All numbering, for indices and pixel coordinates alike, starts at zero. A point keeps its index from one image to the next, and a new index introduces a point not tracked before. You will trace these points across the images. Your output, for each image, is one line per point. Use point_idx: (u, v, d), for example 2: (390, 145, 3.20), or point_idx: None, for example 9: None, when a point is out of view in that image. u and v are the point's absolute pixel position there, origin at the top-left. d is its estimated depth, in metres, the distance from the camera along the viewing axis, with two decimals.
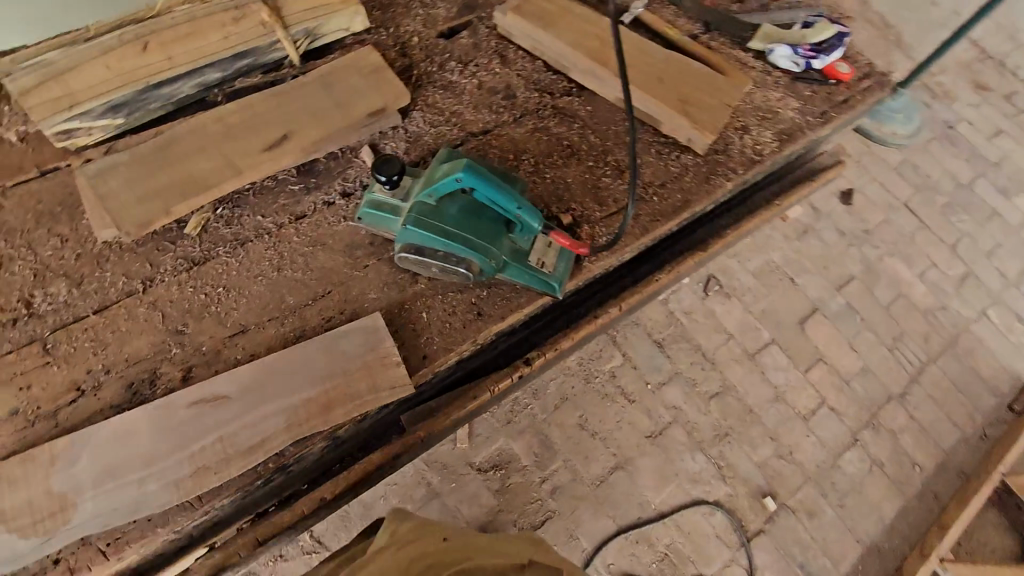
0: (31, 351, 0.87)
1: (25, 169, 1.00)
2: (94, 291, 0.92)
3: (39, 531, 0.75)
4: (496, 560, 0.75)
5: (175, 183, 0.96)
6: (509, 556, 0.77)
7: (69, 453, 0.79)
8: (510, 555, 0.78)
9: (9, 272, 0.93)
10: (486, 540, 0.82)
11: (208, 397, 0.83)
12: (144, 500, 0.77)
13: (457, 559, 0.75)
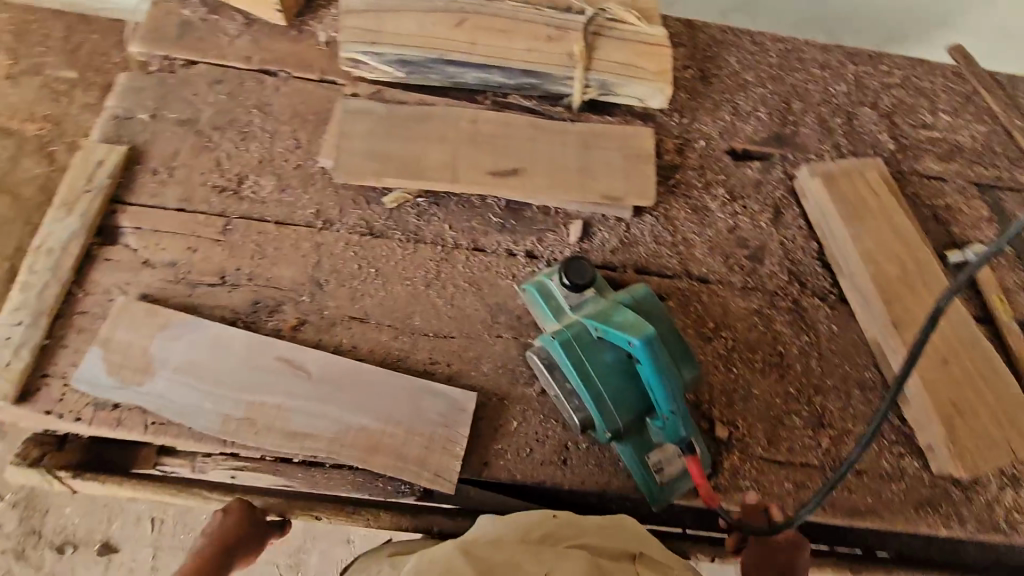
0: (215, 221, 0.92)
1: (313, 69, 1.04)
2: (286, 203, 0.95)
3: (118, 377, 0.80)
4: (609, 541, 0.69)
5: (402, 158, 0.95)
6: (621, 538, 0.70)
7: (178, 329, 0.83)
8: (623, 534, 0.70)
9: (245, 145, 0.97)
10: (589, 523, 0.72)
11: (298, 363, 0.84)
12: (197, 413, 0.80)
13: (570, 534, 0.68)
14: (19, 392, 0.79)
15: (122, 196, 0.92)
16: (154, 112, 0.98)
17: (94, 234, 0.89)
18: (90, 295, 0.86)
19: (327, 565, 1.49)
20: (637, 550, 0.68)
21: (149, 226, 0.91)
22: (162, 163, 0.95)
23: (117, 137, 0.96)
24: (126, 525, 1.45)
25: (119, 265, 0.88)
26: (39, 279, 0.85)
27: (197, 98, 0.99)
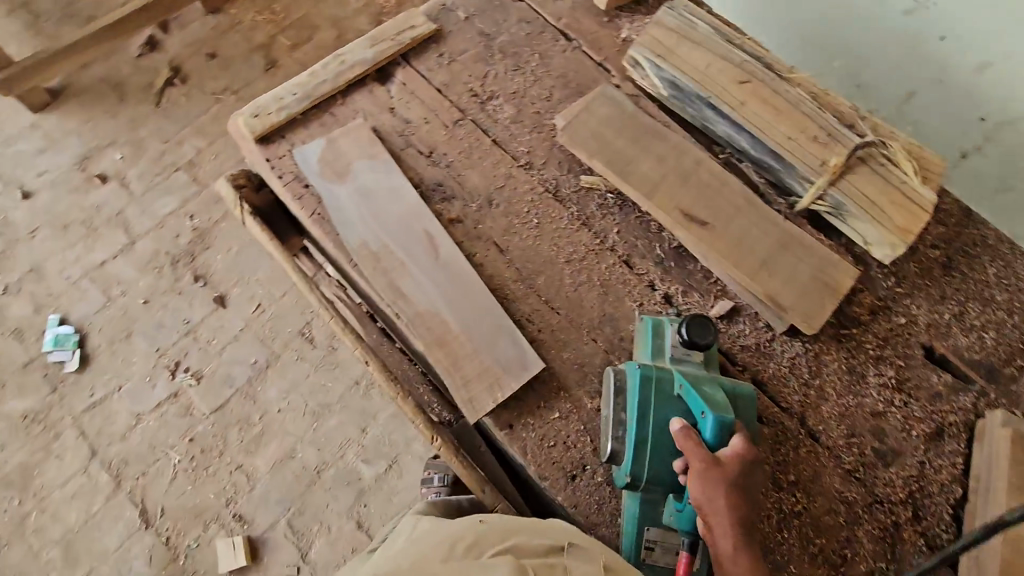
0: (454, 113, 1.06)
1: (601, 51, 1.13)
2: (510, 133, 1.05)
3: (322, 168, 0.98)
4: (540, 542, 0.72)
5: (616, 153, 0.98)
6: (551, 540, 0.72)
7: (378, 164, 0.98)
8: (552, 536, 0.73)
9: (511, 75, 1.11)
10: (516, 520, 0.75)
11: (437, 244, 0.94)
12: (348, 226, 0.94)
13: (493, 542, 0.70)
14: (264, 136, 1.01)
15: (410, 59, 1.11)
16: (469, 16, 1.15)
17: (376, 71, 1.09)
18: (344, 107, 1.05)
19: (336, 433, 1.67)
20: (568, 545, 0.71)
21: (412, 88, 1.08)
22: (449, 53, 1.12)
23: (435, 17, 1.14)
24: (241, 294, 1.80)
25: (374, 101, 1.06)
26: (324, 76, 1.06)
27: (503, 24, 1.15)
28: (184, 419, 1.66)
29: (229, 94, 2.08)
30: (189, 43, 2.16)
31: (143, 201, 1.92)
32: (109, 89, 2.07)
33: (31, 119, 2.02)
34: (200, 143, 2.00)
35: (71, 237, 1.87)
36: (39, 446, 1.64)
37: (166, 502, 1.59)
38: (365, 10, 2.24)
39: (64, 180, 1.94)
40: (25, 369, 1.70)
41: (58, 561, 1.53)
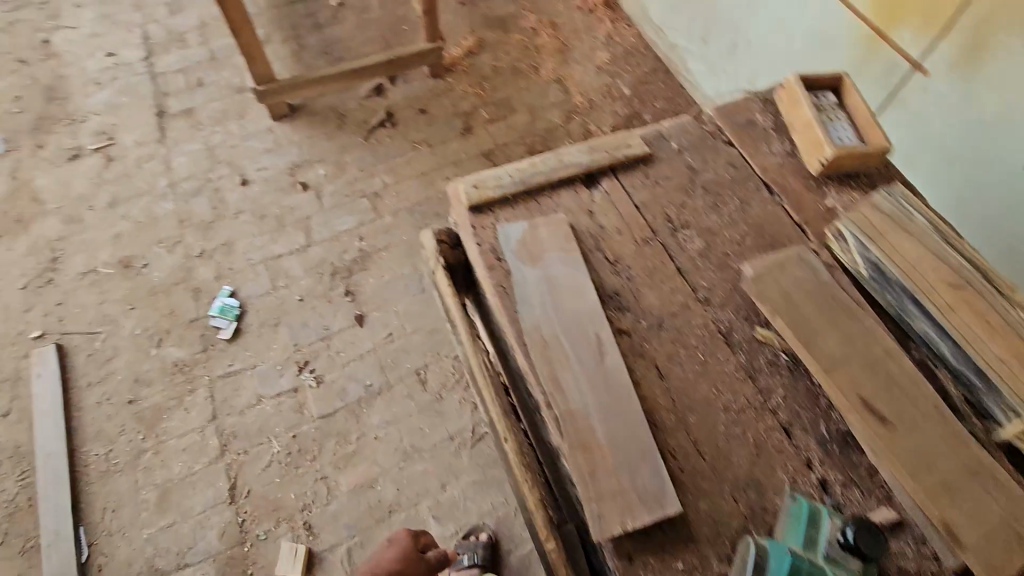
0: (646, 230, 1.10)
1: (800, 212, 1.13)
2: (695, 264, 1.07)
3: (520, 249, 1.06)
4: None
5: (801, 317, 0.98)
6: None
7: (570, 259, 1.04)
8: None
9: (709, 210, 1.13)
10: None
11: (604, 350, 0.96)
12: (528, 309, 1.00)
13: None
14: (477, 205, 1.11)
15: (618, 172, 1.18)
16: (682, 148, 1.21)
17: (584, 174, 1.17)
18: (549, 199, 1.14)
19: (418, 480, 1.72)
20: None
21: (613, 198, 1.14)
22: (655, 176, 1.17)
23: (649, 141, 1.21)
24: (378, 318, 1.98)
25: (576, 200, 1.14)
26: (541, 167, 1.16)
27: (712, 162, 1.19)
28: (294, 415, 1.81)
29: (424, 145, 2.37)
30: (408, 97, 2.50)
31: (327, 213, 2.19)
32: (334, 116, 2.44)
33: (269, 124, 2.41)
34: (388, 179, 2.28)
35: (264, 226, 2.16)
36: (175, 395, 1.83)
37: (254, 485, 1.70)
38: (559, 106, 2.48)
39: (274, 179, 2.27)
40: (189, 325, 1.95)
41: (151, 504, 1.67)
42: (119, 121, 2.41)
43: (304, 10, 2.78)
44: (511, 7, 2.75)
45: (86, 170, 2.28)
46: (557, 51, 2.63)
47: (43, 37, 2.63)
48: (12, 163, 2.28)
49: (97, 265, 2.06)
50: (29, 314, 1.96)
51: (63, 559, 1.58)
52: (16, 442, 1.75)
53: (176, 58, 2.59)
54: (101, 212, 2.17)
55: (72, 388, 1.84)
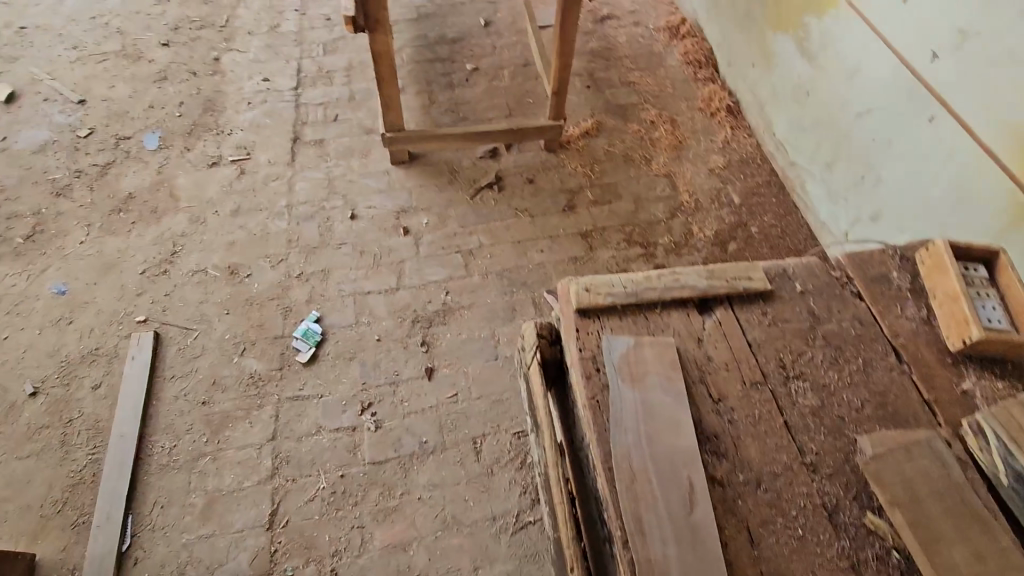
0: (756, 373, 1.05)
1: (931, 389, 1.04)
2: (804, 422, 1.00)
3: (621, 365, 1.02)
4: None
5: (924, 515, 0.88)
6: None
7: (671, 388, 1.00)
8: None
9: (826, 366, 1.07)
10: None
11: (694, 499, 0.90)
12: (619, 432, 0.96)
13: None
14: (584, 308, 1.09)
15: (734, 303, 1.13)
16: (806, 291, 1.16)
17: (698, 299, 1.13)
18: (659, 316, 1.11)
19: (451, 554, 1.67)
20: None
21: (725, 330, 1.10)
22: (773, 315, 1.12)
23: (772, 277, 1.17)
24: (447, 375, 1.99)
25: (686, 325, 1.10)
26: (656, 283, 1.13)
27: (837, 313, 1.13)
28: (347, 454, 1.82)
29: (525, 214, 2.43)
30: (519, 165, 2.60)
31: (421, 261, 2.27)
32: (447, 170, 2.56)
33: (387, 166, 2.57)
34: (485, 239, 2.35)
35: (361, 261, 2.26)
36: (244, 406, 1.89)
37: (293, 517, 1.71)
38: (664, 201, 2.49)
39: (380, 219, 2.39)
40: (273, 341, 2.04)
41: (197, 509, 1.71)
42: (258, 140, 2.65)
43: (440, 69, 3.00)
44: (634, 98, 2.84)
45: (220, 177, 2.50)
46: (672, 147, 2.67)
47: (215, 56, 2.98)
48: (161, 159, 2.54)
49: (207, 266, 2.22)
50: (139, 298, 2.13)
51: (107, 544, 1.63)
52: (97, 417, 1.86)
53: (320, 93, 2.85)
54: (223, 218, 2.36)
55: (156, 377, 1.95)
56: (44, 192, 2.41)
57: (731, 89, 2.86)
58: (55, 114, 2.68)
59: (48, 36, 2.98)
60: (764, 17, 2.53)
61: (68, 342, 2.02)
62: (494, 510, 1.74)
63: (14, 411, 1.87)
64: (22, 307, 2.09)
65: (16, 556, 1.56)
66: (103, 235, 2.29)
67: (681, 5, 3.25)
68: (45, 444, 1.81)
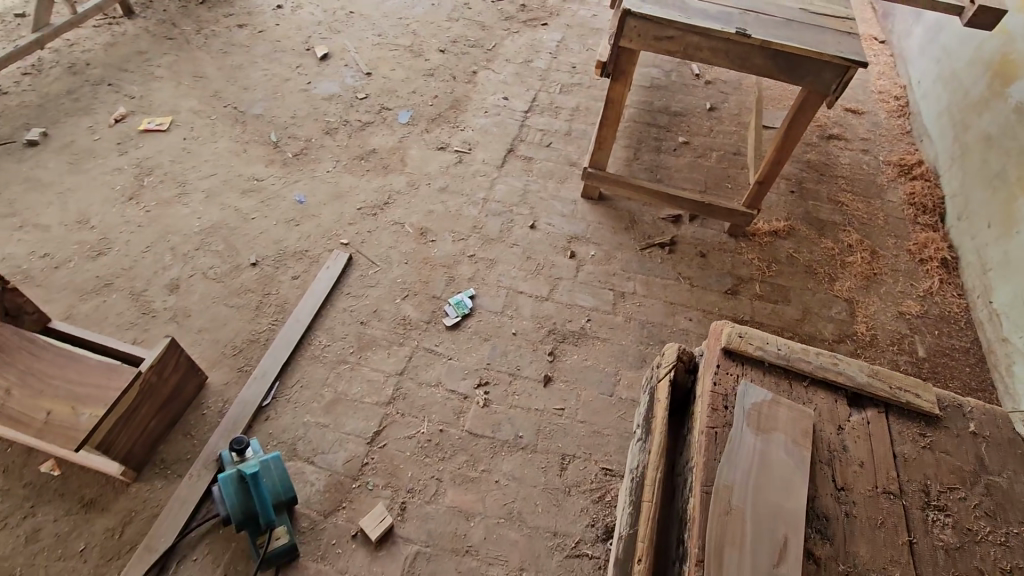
0: (892, 484, 1.00)
1: None
2: (932, 554, 0.94)
3: (750, 414, 1.04)
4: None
5: None
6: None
7: (795, 453, 1.00)
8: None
9: (978, 514, 0.99)
10: None
11: (783, 558, 0.90)
12: (728, 468, 0.98)
13: None
14: (731, 350, 1.13)
15: (891, 412, 1.09)
16: (980, 435, 1.07)
17: (852, 392, 1.11)
18: (804, 390, 1.11)
19: (504, 545, 1.73)
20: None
21: (871, 432, 1.06)
22: (931, 441, 1.06)
23: (944, 404, 1.10)
24: (561, 389, 2.08)
25: (830, 409, 1.09)
26: (812, 358, 1.13)
27: (1010, 471, 1.04)
28: (451, 415, 1.99)
29: (686, 281, 2.48)
30: (697, 237, 2.66)
31: (575, 285, 2.42)
32: (628, 218, 2.72)
33: (576, 197, 2.80)
34: (640, 288, 2.43)
35: (525, 265, 2.48)
36: (388, 339, 2.17)
37: (390, 444, 1.90)
38: (836, 323, 2.37)
39: (554, 237, 2.61)
40: (431, 298, 2.32)
41: (323, 401, 1.99)
42: (481, 141, 3.06)
43: (655, 134, 3.21)
44: (838, 217, 2.77)
45: (442, 160, 2.93)
46: (863, 275, 2.54)
47: (474, 69, 3.53)
48: (405, 132, 3.07)
49: (405, 222, 2.61)
50: (349, 227, 2.57)
51: (254, 395, 1.96)
52: (285, 300, 2.27)
53: (544, 121, 3.22)
54: (432, 190, 2.76)
55: (336, 289, 2.32)
56: (318, 128, 3.04)
57: (952, 243, 2.66)
58: (347, 77, 3.38)
59: (365, 23, 3.79)
60: (1019, 181, 2.33)
61: (289, 237, 2.50)
62: (555, 535, 1.75)
63: (236, 270, 2.35)
64: (271, 201, 2.64)
65: (198, 371, 1.93)
66: (343, 172, 2.82)
67: (922, 147, 3.11)
68: (245, 303, 2.25)
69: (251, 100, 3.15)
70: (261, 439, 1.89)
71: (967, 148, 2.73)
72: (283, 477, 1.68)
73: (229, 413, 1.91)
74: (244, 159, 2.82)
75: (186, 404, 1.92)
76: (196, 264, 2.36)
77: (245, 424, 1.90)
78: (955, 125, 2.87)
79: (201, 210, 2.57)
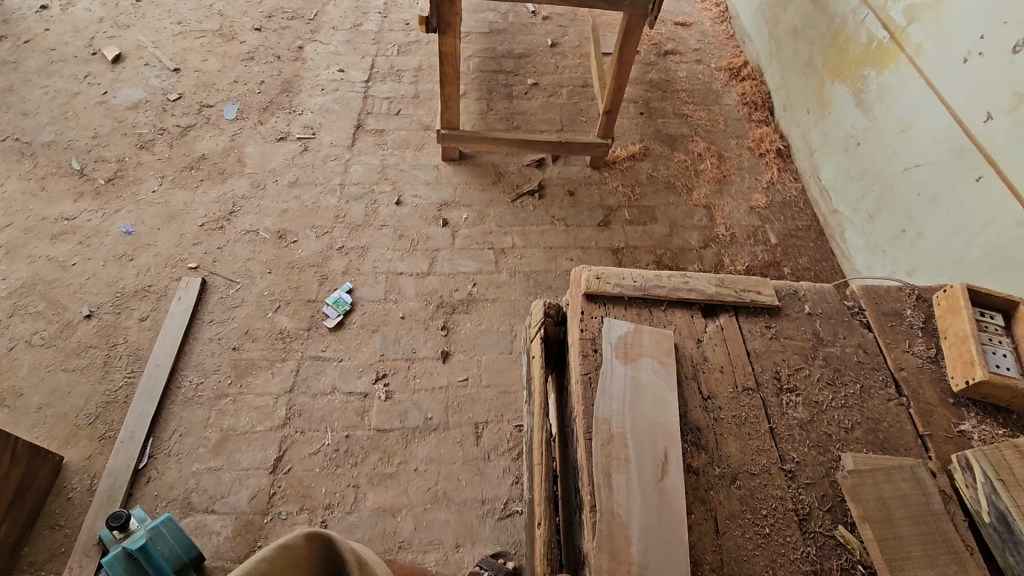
0: (749, 379, 1.08)
1: (927, 424, 1.05)
2: (790, 433, 1.03)
3: (618, 346, 1.08)
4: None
5: (895, 536, 0.89)
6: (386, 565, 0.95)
7: (661, 370, 1.06)
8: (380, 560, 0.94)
9: (822, 385, 1.09)
10: None
11: (666, 469, 0.95)
12: (606, 402, 1.01)
13: None
14: (592, 293, 1.16)
15: (739, 313, 1.17)
16: (814, 313, 1.19)
17: (705, 304, 1.18)
18: (663, 314, 1.16)
19: (436, 528, 1.71)
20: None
21: (726, 336, 1.14)
22: (776, 330, 1.16)
23: (782, 294, 1.21)
24: (460, 360, 2.06)
25: (688, 325, 1.15)
26: (665, 282, 1.18)
27: (842, 338, 1.16)
28: (355, 417, 1.90)
29: (561, 223, 2.51)
30: (562, 177, 2.69)
31: (454, 252, 2.37)
32: (493, 172, 2.67)
33: (437, 161, 2.70)
34: (517, 241, 2.43)
35: (399, 244, 2.38)
36: (269, 358, 2.01)
37: (295, 466, 1.80)
38: (700, 230, 2.52)
39: (422, 208, 2.51)
40: (306, 303, 2.17)
41: (210, 443, 1.82)
42: (325, 122, 2.83)
43: (503, 80, 3.14)
44: (685, 129, 2.90)
45: (285, 152, 2.68)
46: (715, 180, 2.70)
47: (300, 44, 3.22)
48: (236, 128, 2.76)
49: (259, 228, 2.38)
50: (194, 247, 2.30)
51: (126, 459, 1.75)
52: (138, 345, 2.02)
53: (387, 88, 3.03)
54: (282, 187, 2.54)
55: (196, 320, 2.10)
56: (130, 143, 2.65)
57: (782, 133, 2.88)
58: (152, 77, 2.95)
59: (159, 11, 3.30)
60: (824, 66, 2.55)
61: (126, 276, 2.20)
62: (488, 509, 1.76)
63: (69, 328, 2.05)
64: (93, 239, 2.30)
65: (48, 454, 1.69)
66: (173, 187, 2.50)
67: (745, 48, 3.30)
68: (89, 361, 1.97)
69: (37, 127, 2.66)
70: (148, 505, 1.71)
71: (780, 42, 2.93)
72: (181, 538, 1.55)
73: (101, 487, 1.70)
74: (45, 199, 2.40)
75: (45, 492, 1.69)
76: (15, 333, 2.02)
77: (124, 494, 1.70)
78: (768, 22, 3.06)
79: (6, 269, 2.18)
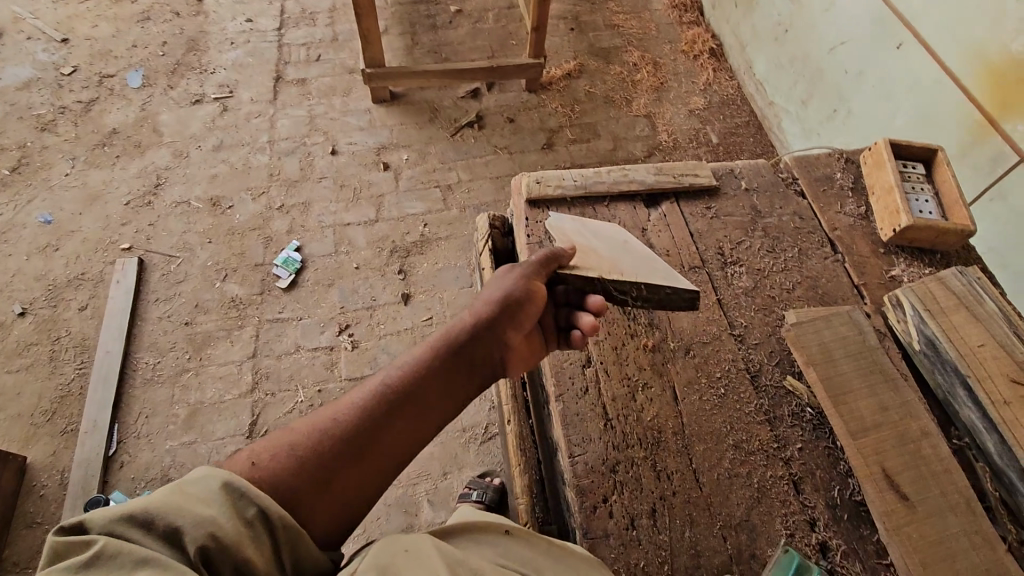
0: (694, 258, 1.11)
1: (861, 275, 1.10)
2: (737, 301, 1.07)
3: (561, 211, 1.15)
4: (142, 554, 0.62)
5: (837, 374, 0.95)
6: (209, 505, 0.69)
7: (601, 214, 1.16)
8: (180, 511, 0.67)
9: (764, 253, 1.13)
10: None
11: (627, 241, 1.10)
12: (565, 232, 1.09)
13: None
14: (534, 198, 1.15)
15: (680, 198, 1.19)
16: (752, 189, 1.21)
17: (647, 194, 1.19)
18: (606, 208, 1.17)
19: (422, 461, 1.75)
20: (259, 489, 0.75)
21: (669, 222, 1.16)
22: (716, 210, 1.18)
23: (719, 175, 1.22)
24: (422, 300, 2.05)
25: (632, 216, 1.16)
26: (605, 178, 1.19)
27: (778, 208, 1.19)
28: (325, 371, 1.89)
29: (504, 151, 2.46)
30: (499, 104, 2.62)
31: (400, 195, 2.31)
32: (428, 109, 2.57)
33: (368, 105, 2.58)
34: (463, 175, 2.38)
35: (341, 195, 2.30)
36: (224, 327, 1.96)
37: (272, 427, 1.79)
38: (643, 140, 2.51)
39: (360, 155, 2.41)
40: (254, 268, 2.09)
41: (180, 419, 1.79)
42: (241, 78, 2.65)
43: (425, 11, 2.98)
44: (617, 40, 2.83)
45: (202, 115, 2.51)
46: (652, 88, 2.67)
47: None
48: (144, 97, 2.55)
49: (190, 198, 2.26)
50: (123, 228, 2.17)
51: (94, 448, 1.71)
52: (83, 336, 1.93)
53: (303, 34, 2.83)
54: (206, 153, 2.39)
55: (140, 300, 2.01)
56: (29, 126, 2.43)
57: (714, 32, 2.85)
58: (39, 52, 2.67)
59: None
60: None
61: (54, 267, 2.07)
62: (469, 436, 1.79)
63: (4, 329, 1.93)
64: (9, 234, 2.14)
65: (7, 457, 1.64)
66: (87, 168, 2.32)
67: None
68: (33, 360, 1.88)
69: None
70: (126, 488, 1.68)
71: None
72: None
73: (74, 479, 1.67)
74: None
75: (14, 494, 1.64)
76: None
77: (98, 482, 1.67)
78: None
79: None
